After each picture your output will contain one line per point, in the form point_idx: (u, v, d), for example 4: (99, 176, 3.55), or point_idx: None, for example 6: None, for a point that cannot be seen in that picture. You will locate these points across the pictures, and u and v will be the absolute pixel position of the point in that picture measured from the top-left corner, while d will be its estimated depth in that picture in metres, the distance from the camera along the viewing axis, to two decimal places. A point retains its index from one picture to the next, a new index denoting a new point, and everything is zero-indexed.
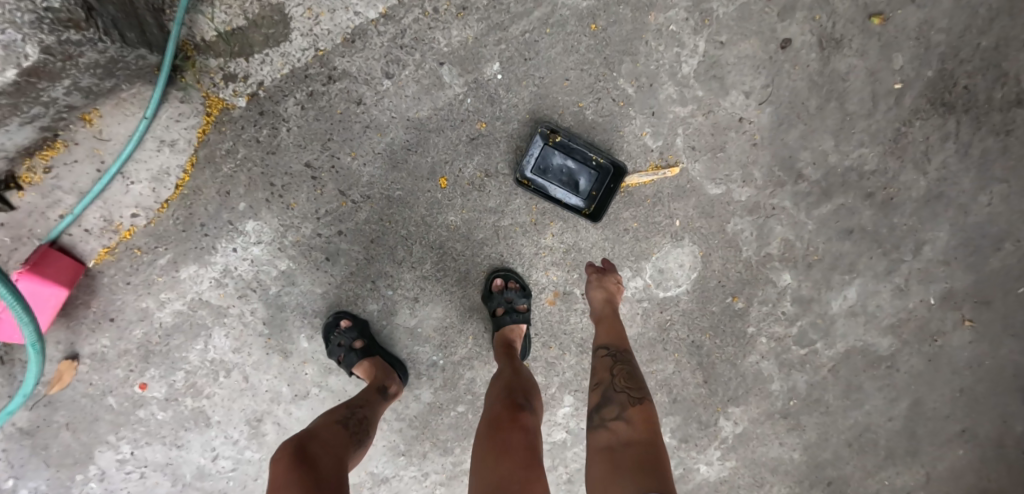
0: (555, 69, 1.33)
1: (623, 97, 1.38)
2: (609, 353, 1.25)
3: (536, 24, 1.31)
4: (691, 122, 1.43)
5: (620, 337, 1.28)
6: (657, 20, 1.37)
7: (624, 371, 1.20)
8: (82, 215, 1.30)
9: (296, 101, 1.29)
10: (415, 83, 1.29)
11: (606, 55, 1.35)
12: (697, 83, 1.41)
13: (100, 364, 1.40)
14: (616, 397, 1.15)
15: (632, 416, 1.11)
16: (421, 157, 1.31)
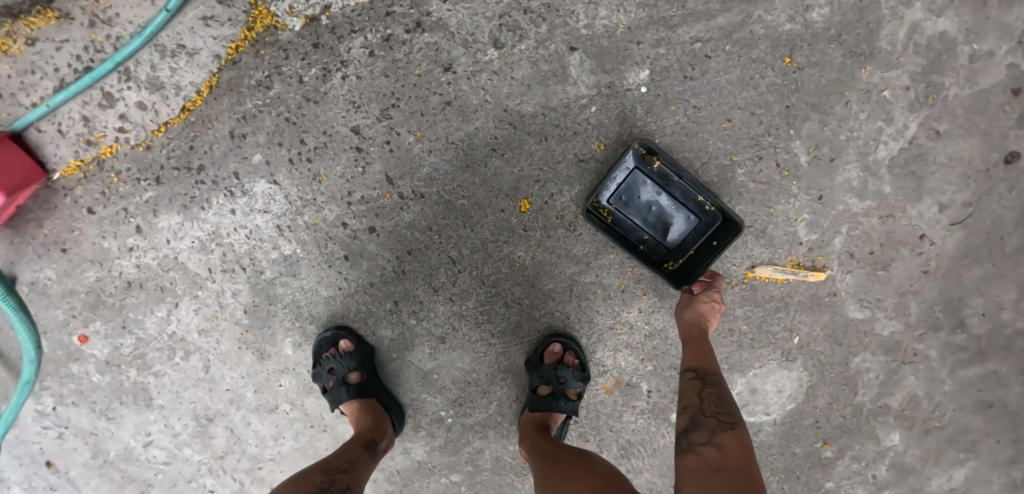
0: (717, 102, 0.96)
1: (791, 165, 1.00)
2: (693, 372, 0.87)
3: (716, 34, 0.94)
4: (863, 223, 1.02)
5: (707, 354, 0.90)
6: (871, 78, 0.97)
7: (714, 395, 0.83)
8: (60, 110, 0.99)
9: (366, 42, 0.94)
10: (529, 65, 0.94)
11: (793, 102, 0.97)
12: (888, 175, 1.00)
13: (39, 297, 1.11)
14: (703, 422, 0.79)
15: (724, 444, 0.76)
16: (506, 164, 0.96)
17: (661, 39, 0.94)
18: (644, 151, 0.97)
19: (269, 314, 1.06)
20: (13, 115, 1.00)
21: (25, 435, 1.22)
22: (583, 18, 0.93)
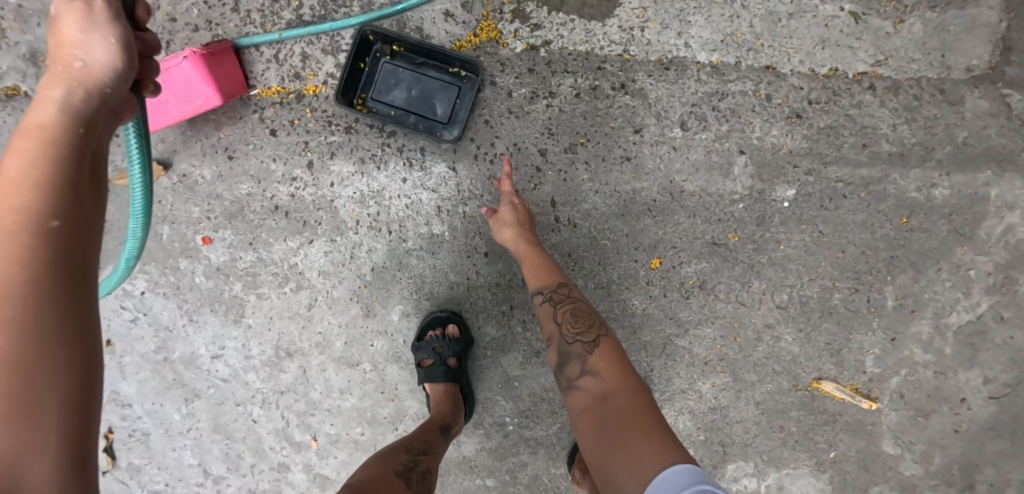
0: (837, 234, 1.14)
1: (878, 305, 1.15)
2: (539, 293, 0.98)
3: (857, 182, 1.13)
4: (920, 372, 1.17)
5: (542, 265, 1.01)
6: (963, 256, 1.14)
7: (567, 314, 0.95)
8: (286, 43, 1.10)
9: (574, 84, 1.11)
10: (704, 152, 1.13)
11: (897, 254, 1.14)
12: (951, 339, 1.16)
13: (183, 191, 1.17)
14: (572, 349, 0.91)
15: (600, 366, 0.88)
16: (654, 224, 1.13)
17: (810, 170, 1.13)
18: (765, 250, 1.14)
19: (393, 278, 1.14)
20: (242, 31, 1.10)
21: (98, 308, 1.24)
22: (760, 131, 1.13)
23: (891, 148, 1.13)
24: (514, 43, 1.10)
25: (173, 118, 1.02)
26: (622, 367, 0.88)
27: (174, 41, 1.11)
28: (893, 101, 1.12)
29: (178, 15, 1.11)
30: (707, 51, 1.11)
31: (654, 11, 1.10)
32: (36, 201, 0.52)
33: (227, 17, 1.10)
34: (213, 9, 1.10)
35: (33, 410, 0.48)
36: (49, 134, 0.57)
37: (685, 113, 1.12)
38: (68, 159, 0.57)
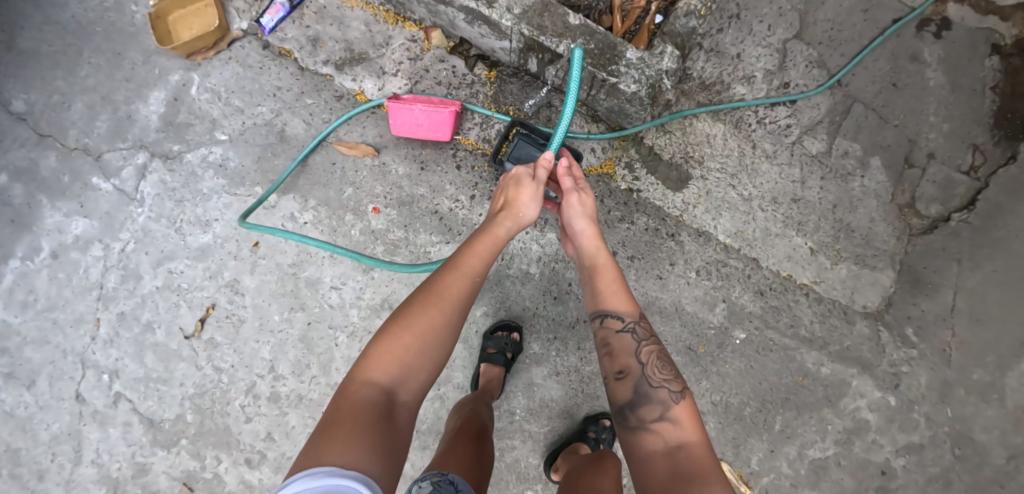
0: (760, 372, 1.80)
1: (769, 425, 1.79)
2: (621, 323, 1.32)
3: (782, 344, 1.80)
4: (780, 478, 1.79)
5: (624, 299, 1.34)
6: (827, 414, 1.80)
7: (650, 356, 1.28)
8: (491, 120, 1.68)
9: (647, 221, 1.79)
10: (703, 291, 1.79)
11: (790, 397, 1.80)
12: (806, 465, 1.80)
13: (378, 172, 1.69)
14: (655, 394, 1.23)
15: (678, 416, 1.20)
16: (658, 322, 1.78)
17: (757, 327, 1.80)
18: (716, 364, 1.79)
19: (492, 288, 1.72)
20: (468, 98, 1.68)
21: (264, 216, 1.74)
22: (738, 293, 1.80)
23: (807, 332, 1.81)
24: (625, 185, 1.80)
25: (415, 134, 1.58)
26: (694, 423, 1.20)
27: (421, 83, 1.70)
28: (819, 307, 1.82)
29: (430, 68, 1.70)
30: (726, 235, 1.82)
31: (704, 200, 1.82)
32: (478, 273, 1.29)
33: (463, 87, 1.69)
34: (457, 78, 1.69)
35: (431, 351, 1.20)
36: (492, 241, 1.35)
37: (702, 265, 1.80)
38: (487, 258, 1.33)
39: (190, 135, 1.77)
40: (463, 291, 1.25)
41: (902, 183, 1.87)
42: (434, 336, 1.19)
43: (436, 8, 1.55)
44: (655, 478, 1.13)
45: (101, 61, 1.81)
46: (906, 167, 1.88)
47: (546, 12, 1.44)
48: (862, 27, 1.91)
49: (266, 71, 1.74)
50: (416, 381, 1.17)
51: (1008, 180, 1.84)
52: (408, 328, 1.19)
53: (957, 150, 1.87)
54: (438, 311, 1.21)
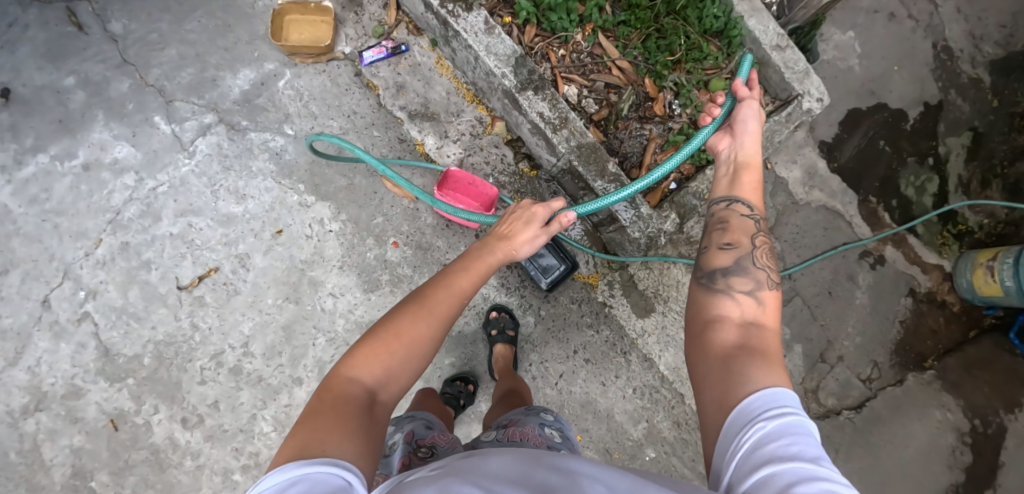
0: None
1: None
2: (747, 211, 1.46)
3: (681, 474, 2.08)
4: None
5: (757, 196, 1.51)
6: None
7: (760, 245, 1.40)
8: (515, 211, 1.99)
9: (608, 334, 2.09)
10: (634, 406, 2.07)
11: None
12: None
13: (409, 214, 1.96)
14: (753, 271, 1.34)
15: (766, 298, 1.30)
16: (588, 419, 2.04)
17: (666, 450, 2.07)
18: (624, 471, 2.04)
19: (466, 345, 1.99)
20: (504, 185, 2.01)
21: (300, 210, 1.95)
22: None
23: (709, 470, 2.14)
24: (601, 298, 2.10)
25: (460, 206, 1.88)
26: (774, 310, 1.30)
27: (473, 157, 2.02)
28: None
29: (484, 148, 2.02)
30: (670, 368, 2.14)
31: None
32: (465, 294, 1.40)
33: (504, 174, 2.02)
34: (501, 166, 2.02)
35: (413, 358, 1.26)
36: (482, 272, 1.48)
37: (639, 385, 2.08)
38: (477, 283, 1.45)
39: (262, 119, 1.98)
40: (451, 307, 1.35)
41: (812, 371, 2.38)
42: (417, 345, 1.26)
43: (511, 111, 1.90)
44: (729, 332, 1.23)
45: (210, 25, 2.03)
46: (819, 361, 2.40)
47: (593, 155, 1.80)
48: (821, 240, 2.45)
49: (351, 93, 2.01)
50: (398, 383, 1.23)
51: (890, 397, 2.37)
52: (399, 335, 1.25)
53: (861, 361, 2.40)
54: (428, 324, 1.30)
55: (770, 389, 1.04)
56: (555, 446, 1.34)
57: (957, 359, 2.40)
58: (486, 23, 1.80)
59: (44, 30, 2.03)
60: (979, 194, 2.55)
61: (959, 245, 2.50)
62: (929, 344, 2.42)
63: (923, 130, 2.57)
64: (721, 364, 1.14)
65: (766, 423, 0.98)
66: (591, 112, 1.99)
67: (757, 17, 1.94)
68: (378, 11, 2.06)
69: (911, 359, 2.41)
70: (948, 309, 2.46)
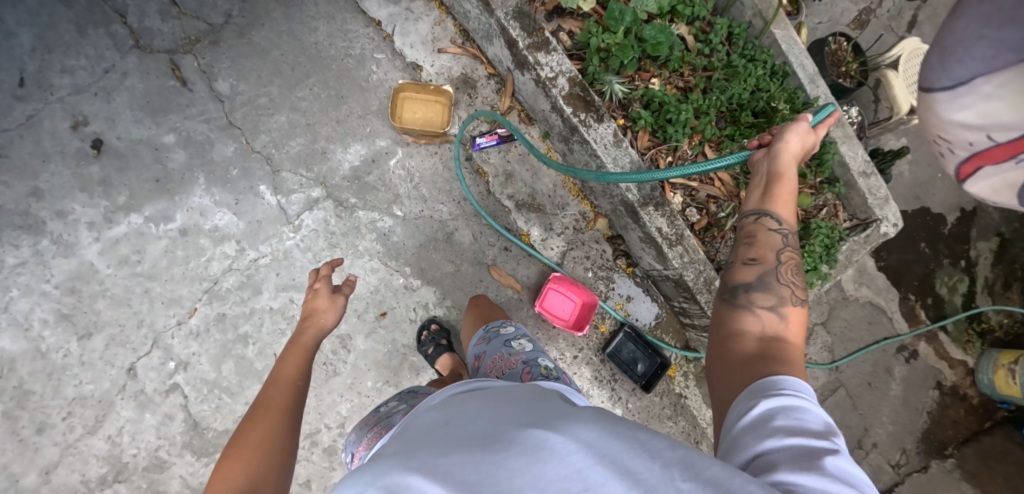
0: None
1: None
2: (777, 225, 1.53)
3: None
4: None
5: (791, 213, 1.56)
6: None
7: (787, 263, 1.48)
8: (611, 311, 2.06)
9: (682, 426, 2.15)
10: None
11: None
12: None
13: (513, 304, 2.02)
14: (777, 287, 1.44)
15: (787, 314, 1.40)
16: None
17: None
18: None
19: None
20: (601, 281, 2.07)
21: (406, 292, 1.96)
22: None
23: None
24: (679, 389, 2.16)
25: (569, 306, 1.98)
26: (797, 328, 1.39)
27: (574, 250, 2.07)
28: None
29: (586, 242, 2.07)
30: None
31: None
32: (285, 383, 1.44)
33: (602, 270, 2.08)
34: (600, 261, 2.08)
35: (271, 449, 1.23)
36: (303, 356, 1.54)
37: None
38: (298, 370, 1.48)
39: (372, 198, 1.97)
40: (288, 403, 1.37)
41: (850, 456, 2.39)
42: (268, 442, 1.24)
43: (622, 217, 1.97)
44: (752, 343, 1.34)
45: (323, 94, 1.99)
46: (856, 446, 2.41)
47: (703, 271, 1.90)
48: (864, 334, 2.47)
49: (461, 179, 2.02)
50: (268, 480, 1.17)
51: (916, 483, 2.43)
52: (243, 447, 1.23)
53: (892, 447, 2.43)
54: (270, 425, 1.29)
55: (784, 384, 1.13)
56: (532, 360, 1.47)
57: (974, 449, 2.47)
58: (614, 136, 1.86)
59: (143, 80, 1.95)
60: (1002, 296, 2.62)
61: (982, 343, 2.57)
62: (950, 433, 2.48)
63: (959, 235, 2.61)
64: (743, 369, 1.26)
65: (774, 401, 1.08)
66: (693, 221, 2.03)
67: (847, 143, 2.07)
68: (491, 96, 2.08)
69: (934, 447, 2.47)
70: (969, 401, 2.52)
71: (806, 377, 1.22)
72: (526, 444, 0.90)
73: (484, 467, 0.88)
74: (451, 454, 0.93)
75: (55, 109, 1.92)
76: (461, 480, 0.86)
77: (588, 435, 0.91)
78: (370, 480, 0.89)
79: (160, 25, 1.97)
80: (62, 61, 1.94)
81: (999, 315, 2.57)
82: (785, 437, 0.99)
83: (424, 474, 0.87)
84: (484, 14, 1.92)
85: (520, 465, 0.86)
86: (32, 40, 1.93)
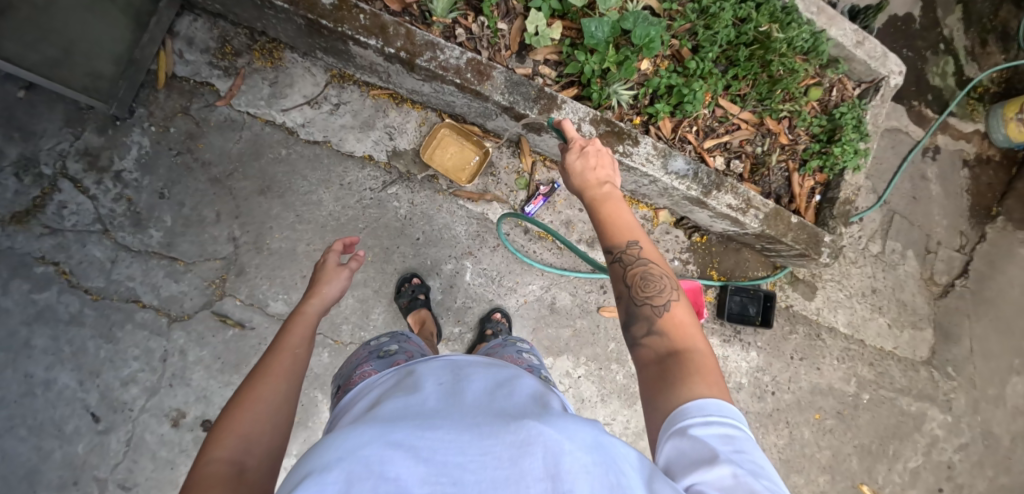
0: (883, 418, 2.41)
1: (888, 461, 2.40)
2: (620, 252, 1.23)
3: (893, 398, 2.43)
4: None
5: (623, 231, 1.26)
6: (929, 441, 2.45)
7: (637, 278, 1.20)
8: (708, 285, 2.24)
9: (798, 331, 2.34)
10: (840, 370, 2.38)
11: (892, 439, 2.41)
12: (920, 480, 2.43)
13: None
14: (641, 310, 1.18)
15: (664, 328, 1.14)
16: (803, 405, 2.33)
17: (874, 387, 2.41)
18: (854, 419, 2.38)
19: None
20: (686, 263, 2.22)
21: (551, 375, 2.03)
22: None
23: (903, 383, 2.44)
24: (784, 303, 2.34)
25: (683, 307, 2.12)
26: (685, 335, 1.14)
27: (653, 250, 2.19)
28: None
29: (659, 239, 2.19)
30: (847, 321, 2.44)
31: None
32: (301, 337, 1.25)
33: (684, 254, 2.22)
34: (677, 245, 2.21)
35: (271, 412, 1.09)
36: (313, 313, 1.35)
37: (840, 352, 2.39)
38: (309, 329, 1.29)
39: (470, 317, 1.99)
40: (294, 361, 1.19)
41: (925, 263, 2.53)
42: (268, 403, 1.09)
43: (685, 205, 2.05)
44: (648, 380, 1.10)
45: (370, 257, 1.93)
46: (927, 250, 2.55)
47: (778, 218, 2.02)
48: (893, 157, 2.53)
49: (531, 252, 2.04)
50: (264, 443, 1.05)
51: (983, 254, 2.58)
52: (243, 404, 1.08)
53: (953, 235, 2.57)
54: (274, 386, 1.13)
55: (686, 404, 0.99)
56: (535, 365, 1.45)
57: (1015, 198, 2.63)
58: (655, 149, 1.89)
59: (203, 345, 1.86)
60: (984, 55, 2.68)
61: (984, 106, 2.66)
62: (989, 196, 2.63)
63: (929, 23, 2.63)
64: (647, 407, 1.06)
65: (695, 434, 0.94)
66: (740, 171, 2.14)
67: (834, 25, 2.08)
68: (512, 161, 2.02)
69: (981, 214, 2.61)
70: (992, 161, 2.65)
71: (704, 392, 1.00)
72: (518, 435, 0.83)
73: (468, 449, 0.82)
74: (437, 428, 0.86)
75: (145, 419, 1.84)
76: (439, 461, 0.80)
77: (587, 437, 0.85)
78: (349, 448, 0.82)
79: (177, 287, 1.85)
80: (116, 375, 1.83)
81: (989, 74, 2.63)
82: (710, 468, 0.88)
83: (403, 451, 0.81)
84: (476, 101, 1.81)
85: (508, 458, 0.80)
86: (73, 374, 1.81)
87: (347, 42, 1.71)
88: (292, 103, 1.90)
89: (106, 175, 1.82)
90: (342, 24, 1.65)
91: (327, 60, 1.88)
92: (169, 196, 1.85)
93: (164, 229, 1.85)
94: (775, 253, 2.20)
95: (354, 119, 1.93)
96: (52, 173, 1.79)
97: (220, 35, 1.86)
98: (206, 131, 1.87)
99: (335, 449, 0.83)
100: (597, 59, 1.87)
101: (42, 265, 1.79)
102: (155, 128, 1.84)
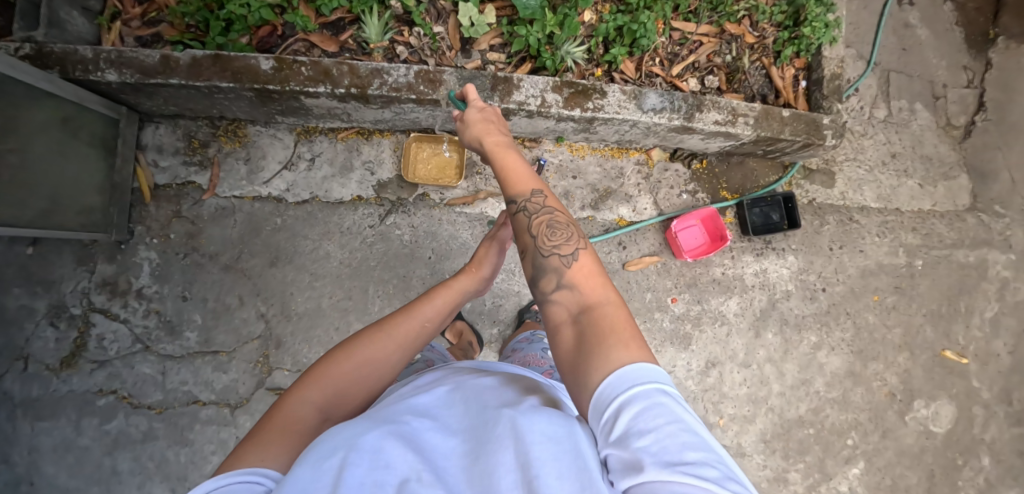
0: (945, 277, 2.32)
1: (964, 318, 2.31)
2: (525, 202, 1.21)
3: (949, 254, 2.33)
4: (995, 347, 2.32)
5: (527, 182, 1.24)
6: (1001, 285, 2.34)
7: (540, 228, 1.18)
8: (725, 207, 2.19)
9: (829, 222, 2.28)
10: (885, 245, 2.30)
11: (961, 294, 2.32)
12: (1004, 325, 2.33)
13: (663, 271, 2.15)
14: (549, 262, 1.15)
15: (574, 280, 1.11)
16: (859, 290, 2.27)
17: (926, 250, 2.32)
18: (914, 288, 2.30)
19: (769, 310, 2.20)
20: (697, 192, 2.18)
21: None
22: None
23: (954, 238, 2.34)
24: (806, 199, 2.27)
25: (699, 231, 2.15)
26: (596, 282, 1.10)
27: (659, 191, 2.16)
28: None
29: (661, 179, 2.17)
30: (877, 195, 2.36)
31: None
32: (436, 309, 1.31)
33: (692, 183, 2.18)
34: (680, 179, 2.18)
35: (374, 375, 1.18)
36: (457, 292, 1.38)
37: (879, 227, 2.31)
38: (444, 306, 1.33)
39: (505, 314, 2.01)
40: (420, 333, 1.26)
41: (937, 110, 2.42)
42: (372, 367, 1.18)
43: (673, 137, 2.01)
44: (565, 342, 1.04)
45: (391, 291, 1.97)
46: (936, 97, 2.43)
47: (768, 118, 1.97)
48: (869, 16, 2.42)
49: None
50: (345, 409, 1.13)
51: (995, 81, 2.46)
52: (345, 357, 1.17)
53: (957, 72, 2.45)
54: (388, 351, 1.20)
55: (610, 374, 0.92)
56: None
57: (1010, 13, 2.48)
58: (624, 93, 1.86)
59: None
60: None
61: None
62: (982, 20, 2.49)
63: None
64: (571, 373, 0.99)
65: (622, 432, 0.85)
66: (718, 85, 2.09)
67: None
68: None
69: (981, 41, 2.48)
70: None
71: (620, 349, 0.95)
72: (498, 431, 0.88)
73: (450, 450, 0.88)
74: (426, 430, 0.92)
75: None
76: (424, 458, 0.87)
77: (561, 427, 0.88)
78: (347, 439, 0.88)
79: (228, 377, 1.92)
80: (201, 474, 1.91)
81: None
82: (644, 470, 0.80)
83: (397, 442, 0.87)
84: (438, 109, 1.81)
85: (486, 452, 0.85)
86: (164, 485, 1.90)
87: (299, 97, 1.74)
88: (271, 172, 1.95)
89: (129, 297, 1.90)
90: (288, 82, 1.68)
91: (287, 121, 1.92)
92: (191, 296, 1.92)
93: (198, 328, 1.92)
94: (778, 151, 2.13)
95: (332, 166, 1.96)
96: (82, 311, 1.88)
97: (184, 133, 1.92)
98: (203, 226, 1.93)
99: (335, 438, 0.88)
100: (539, 28, 1.86)
101: (103, 396, 1.89)
102: (157, 239, 1.91)
